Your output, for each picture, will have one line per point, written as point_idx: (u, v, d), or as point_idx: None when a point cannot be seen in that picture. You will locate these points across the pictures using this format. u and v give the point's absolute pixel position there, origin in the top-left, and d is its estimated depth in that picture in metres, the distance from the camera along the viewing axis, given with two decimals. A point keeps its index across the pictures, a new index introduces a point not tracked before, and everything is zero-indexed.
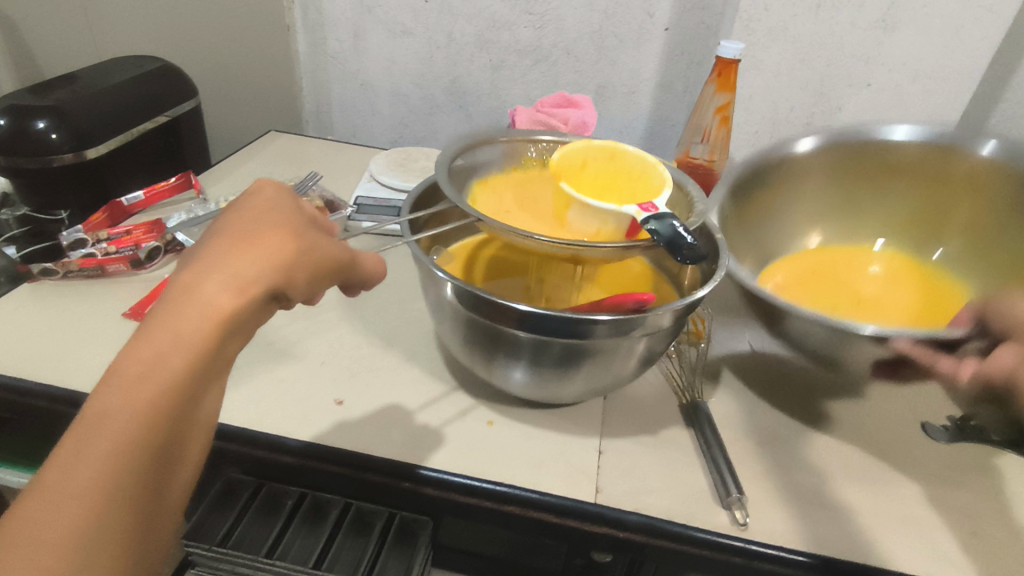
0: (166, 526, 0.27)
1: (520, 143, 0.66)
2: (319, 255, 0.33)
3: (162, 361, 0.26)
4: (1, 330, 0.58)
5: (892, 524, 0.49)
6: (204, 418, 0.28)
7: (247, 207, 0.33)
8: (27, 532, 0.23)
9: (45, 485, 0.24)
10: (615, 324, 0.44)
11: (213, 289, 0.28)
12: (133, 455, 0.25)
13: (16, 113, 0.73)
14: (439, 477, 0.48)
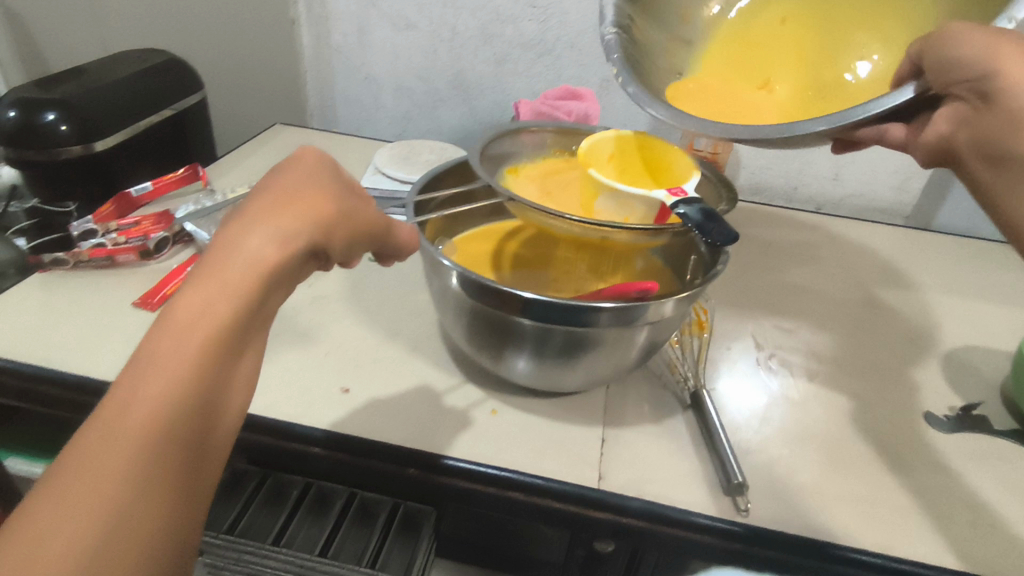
0: (210, 472, 0.27)
1: (552, 134, 0.68)
2: (351, 217, 0.35)
3: (210, 307, 0.28)
4: (13, 318, 0.59)
5: (890, 511, 0.50)
6: (246, 368, 0.29)
7: (283, 168, 0.35)
8: (84, 466, 0.24)
9: (99, 424, 0.25)
10: (617, 313, 0.45)
11: (258, 241, 0.30)
12: (182, 396, 0.26)
13: (26, 106, 0.74)
14: (443, 463, 0.49)
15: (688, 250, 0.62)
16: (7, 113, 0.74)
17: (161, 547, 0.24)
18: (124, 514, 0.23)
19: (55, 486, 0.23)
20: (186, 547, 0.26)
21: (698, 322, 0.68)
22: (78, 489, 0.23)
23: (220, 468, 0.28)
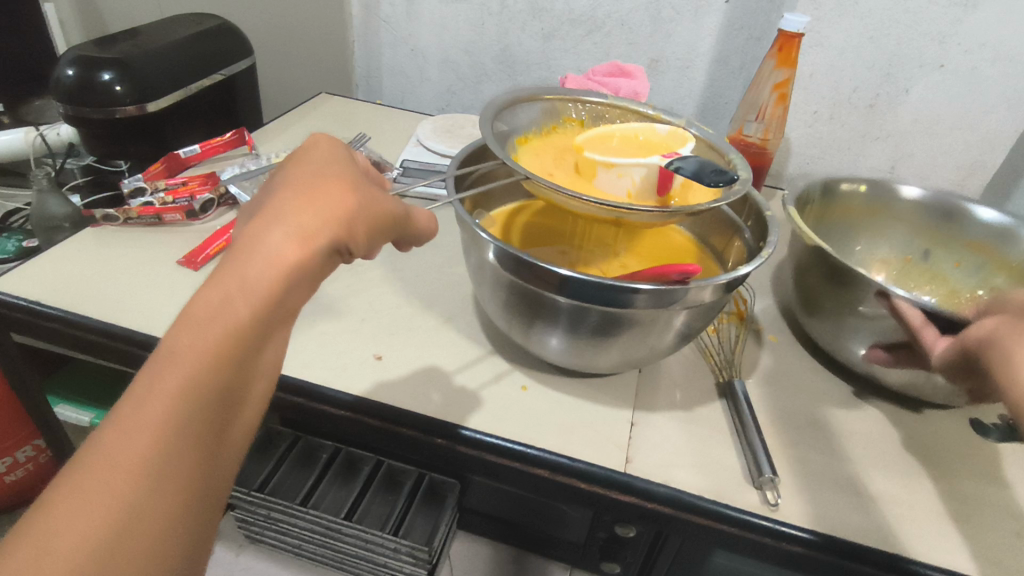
0: (223, 470, 0.28)
1: (559, 101, 0.65)
2: (377, 212, 0.34)
3: (228, 306, 0.28)
4: (67, 268, 0.62)
5: (930, 517, 0.48)
6: (262, 366, 0.30)
7: (305, 158, 0.34)
8: (101, 459, 0.24)
9: (118, 418, 0.25)
10: (656, 296, 0.44)
11: (278, 239, 0.29)
12: (200, 393, 0.26)
13: (85, 64, 0.76)
14: (471, 435, 0.49)
15: (732, 234, 0.60)
16: (66, 71, 0.76)
17: (173, 544, 0.25)
18: (138, 512, 0.24)
19: (72, 478, 0.24)
20: (203, 542, 0.26)
21: (738, 311, 0.67)
22: (95, 485, 0.23)
23: (237, 466, 0.29)
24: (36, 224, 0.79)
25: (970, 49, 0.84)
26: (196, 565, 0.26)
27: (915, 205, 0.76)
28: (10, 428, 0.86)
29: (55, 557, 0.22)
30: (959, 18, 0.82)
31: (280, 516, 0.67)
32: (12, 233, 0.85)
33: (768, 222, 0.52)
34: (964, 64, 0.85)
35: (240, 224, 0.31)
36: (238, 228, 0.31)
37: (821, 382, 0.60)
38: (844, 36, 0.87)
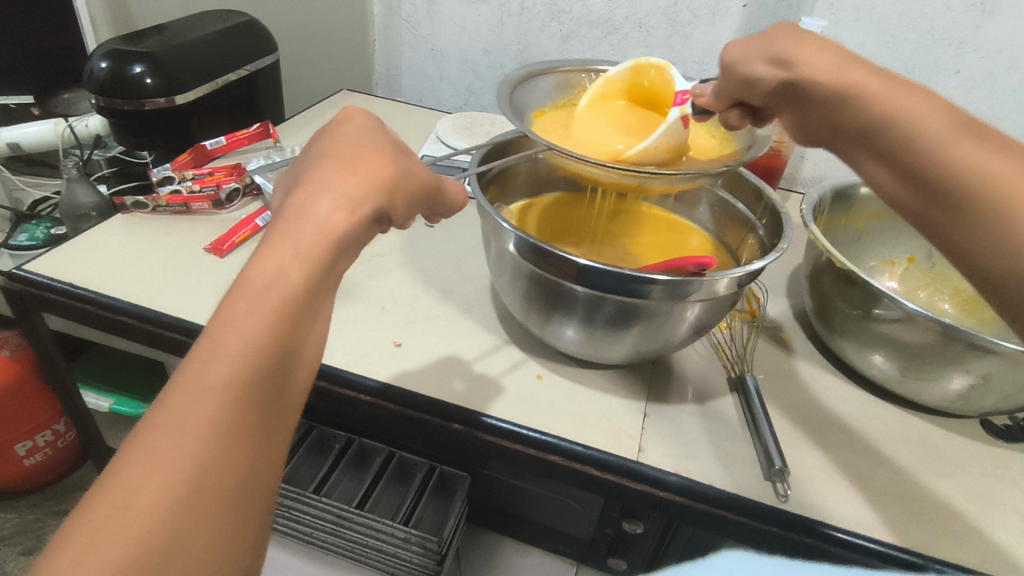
0: (285, 427, 0.29)
1: (573, 73, 0.66)
2: (412, 185, 0.36)
3: (283, 272, 0.29)
4: (99, 253, 0.64)
5: (938, 512, 0.48)
6: (316, 328, 0.31)
7: (342, 136, 0.36)
8: (174, 416, 0.26)
9: (185, 379, 0.27)
10: (670, 287, 0.45)
11: (327, 210, 0.31)
12: (261, 355, 0.28)
13: (117, 57, 0.78)
14: (487, 422, 0.50)
15: (745, 231, 0.61)
16: (99, 63, 0.78)
17: (243, 495, 0.26)
18: (211, 464, 0.26)
19: (147, 434, 0.25)
20: (268, 494, 0.28)
21: (750, 309, 0.68)
22: (169, 439, 0.25)
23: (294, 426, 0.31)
24: (65, 211, 0.81)
25: (987, 56, 0.84)
26: (265, 516, 0.28)
27: None
28: (35, 410, 0.89)
29: (141, 504, 0.24)
30: (977, 24, 0.82)
31: (294, 503, 0.69)
32: (41, 222, 0.88)
33: (783, 221, 0.53)
34: (981, 71, 0.86)
35: (287, 198, 0.32)
36: (285, 201, 0.32)
37: (831, 380, 0.61)
38: (861, 41, 0.88)
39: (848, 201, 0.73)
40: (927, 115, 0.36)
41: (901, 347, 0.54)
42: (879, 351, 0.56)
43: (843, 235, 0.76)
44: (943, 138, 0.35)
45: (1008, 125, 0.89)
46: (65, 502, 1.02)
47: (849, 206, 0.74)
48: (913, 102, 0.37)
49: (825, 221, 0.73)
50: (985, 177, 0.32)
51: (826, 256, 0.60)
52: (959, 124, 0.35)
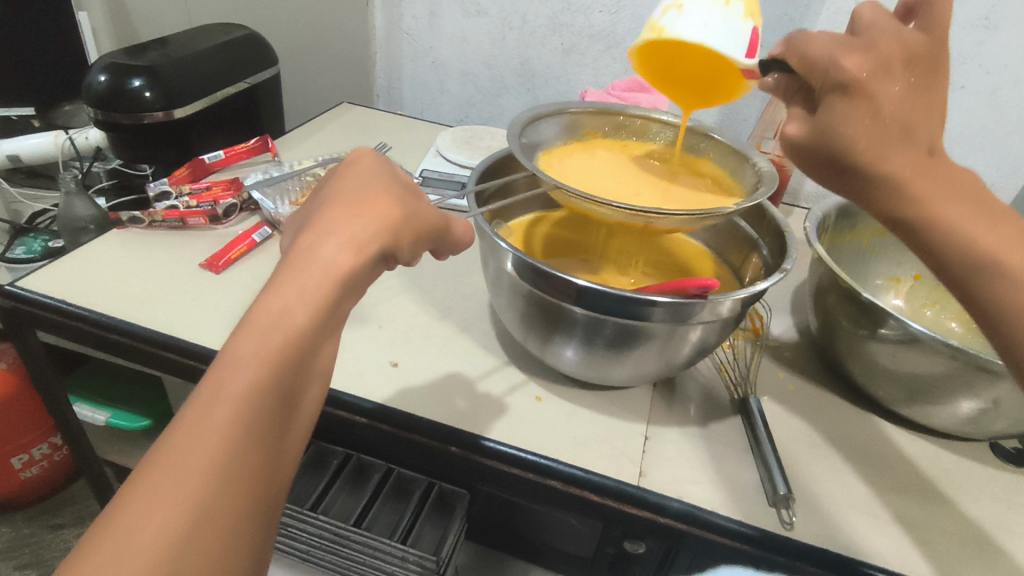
0: (287, 468, 0.28)
1: (582, 114, 0.65)
2: (420, 222, 0.35)
3: (289, 311, 0.29)
4: (94, 269, 0.63)
5: (949, 540, 0.47)
6: (320, 369, 0.30)
7: (351, 173, 0.35)
8: (177, 456, 0.25)
9: (187, 420, 0.26)
10: (672, 309, 0.44)
11: (333, 249, 0.31)
12: (265, 395, 0.27)
13: (116, 71, 0.78)
14: (484, 446, 0.49)
15: (749, 250, 0.60)
16: (99, 77, 0.78)
17: (242, 541, 0.25)
18: (210, 507, 0.24)
19: (148, 475, 0.24)
20: (267, 541, 0.27)
21: (753, 328, 0.67)
22: (170, 481, 0.24)
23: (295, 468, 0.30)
24: (62, 225, 0.81)
25: (991, 71, 0.84)
26: (263, 562, 0.27)
27: None
28: (34, 422, 0.89)
29: (137, 549, 0.23)
30: (981, 39, 0.82)
31: (291, 520, 0.67)
32: (38, 234, 0.87)
33: (786, 241, 0.52)
34: (985, 85, 0.85)
35: (294, 239, 0.32)
36: (291, 242, 0.32)
37: (836, 401, 0.60)
38: None
39: (851, 217, 0.72)
40: (945, 186, 0.37)
41: (906, 368, 0.53)
42: (883, 372, 0.55)
43: (847, 252, 0.75)
44: (962, 216, 0.36)
45: (1012, 141, 0.88)
46: (62, 518, 1.00)
47: (853, 223, 0.73)
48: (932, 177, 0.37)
49: (828, 238, 0.71)
50: (1007, 265, 0.35)
51: (829, 273, 0.58)
52: (972, 201, 0.37)
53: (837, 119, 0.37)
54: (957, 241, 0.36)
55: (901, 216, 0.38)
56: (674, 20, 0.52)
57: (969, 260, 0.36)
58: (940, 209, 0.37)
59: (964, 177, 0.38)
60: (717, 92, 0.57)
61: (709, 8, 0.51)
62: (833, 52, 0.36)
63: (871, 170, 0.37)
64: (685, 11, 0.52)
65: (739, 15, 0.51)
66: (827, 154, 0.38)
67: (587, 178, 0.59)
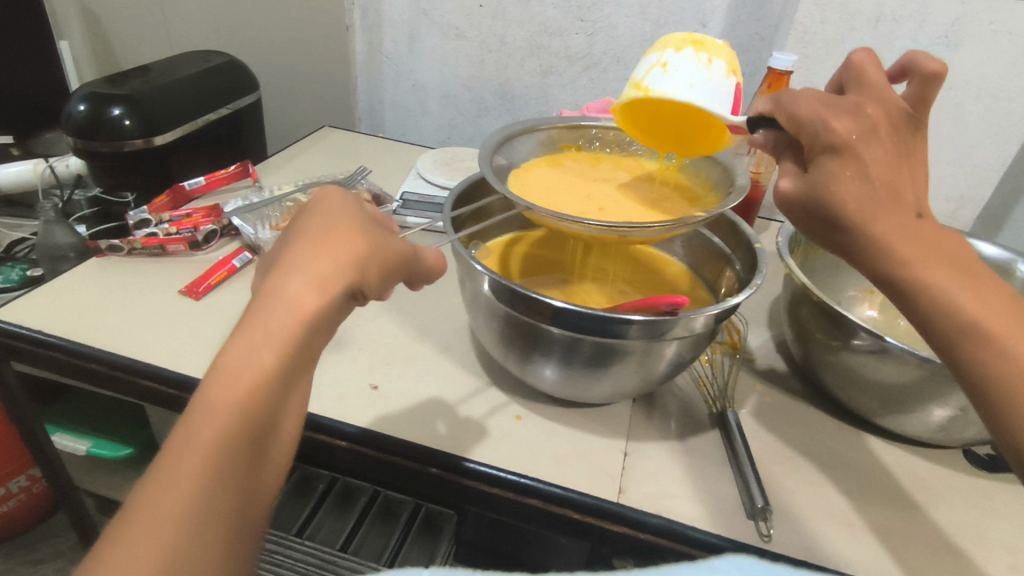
0: (261, 507, 0.30)
1: (557, 130, 0.66)
2: (388, 252, 0.36)
3: (255, 354, 0.30)
4: (72, 298, 0.63)
5: (923, 547, 0.48)
6: (291, 407, 0.32)
7: (316, 208, 0.35)
8: (149, 509, 0.26)
9: (160, 469, 0.27)
10: (647, 326, 0.45)
11: (297, 289, 0.31)
12: (233, 440, 0.28)
13: (96, 100, 0.79)
14: (465, 466, 0.49)
15: (722, 263, 0.62)
16: (78, 106, 0.78)
17: None
18: (184, 555, 0.26)
19: (124, 528, 0.26)
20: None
21: (731, 341, 0.68)
22: (144, 533, 0.26)
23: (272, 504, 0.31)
24: (41, 254, 0.80)
25: (954, 86, 0.86)
26: None
27: None
28: (7, 457, 0.87)
29: None
30: (943, 56, 0.84)
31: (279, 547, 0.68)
32: (16, 263, 0.86)
33: (758, 254, 0.53)
34: (949, 100, 0.88)
35: (261, 279, 0.33)
36: (259, 282, 0.33)
37: (813, 413, 0.60)
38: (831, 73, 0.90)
39: None
40: (930, 249, 0.40)
41: (882, 380, 0.53)
42: (855, 382, 0.56)
43: (820, 265, 0.76)
44: (947, 278, 0.39)
45: (978, 154, 0.91)
46: (41, 552, 0.99)
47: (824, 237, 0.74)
48: (914, 240, 0.40)
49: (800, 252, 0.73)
50: (988, 330, 0.38)
51: (802, 287, 0.60)
52: (956, 266, 0.39)
53: (829, 176, 0.41)
54: (937, 298, 0.39)
55: (886, 271, 0.40)
56: (658, 80, 0.51)
57: (948, 317, 0.39)
58: (923, 269, 0.39)
59: (951, 244, 0.41)
60: (702, 142, 0.58)
61: (692, 68, 0.51)
62: (822, 114, 0.41)
63: (861, 229, 0.40)
64: (669, 71, 0.51)
65: (721, 75, 0.51)
66: (819, 209, 0.42)
67: (556, 194, 0.60)
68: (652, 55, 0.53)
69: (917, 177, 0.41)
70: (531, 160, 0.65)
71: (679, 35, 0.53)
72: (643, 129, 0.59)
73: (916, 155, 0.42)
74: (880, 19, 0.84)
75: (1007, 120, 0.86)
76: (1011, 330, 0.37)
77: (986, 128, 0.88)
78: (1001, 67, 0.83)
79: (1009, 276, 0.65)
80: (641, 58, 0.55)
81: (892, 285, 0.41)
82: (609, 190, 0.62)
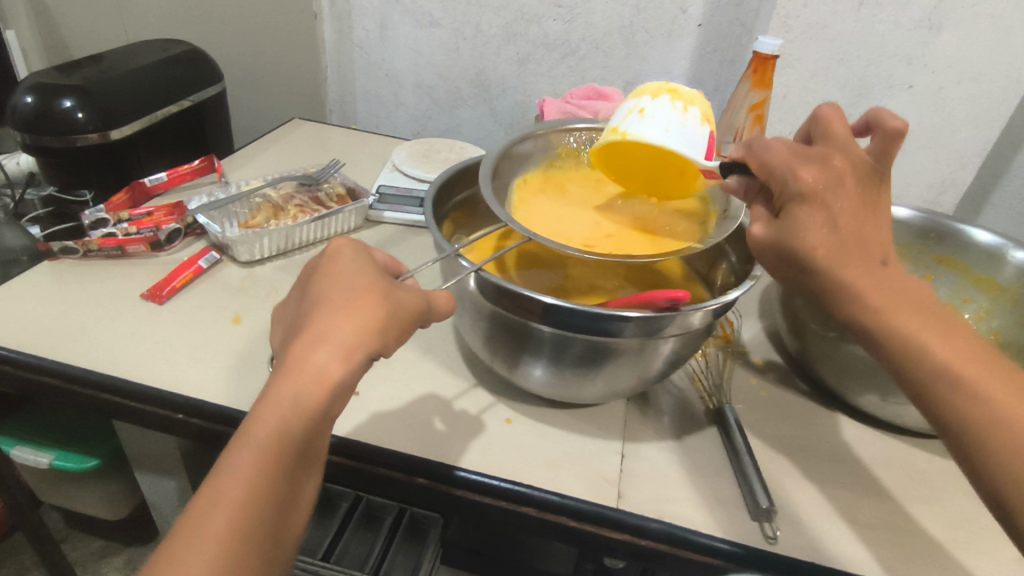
0: (281, 562, 0.32)
1: (555, 134, 0.63)
2: (408, 310, 0.35)
3: (282, 423, 0.31)
4: (23, 305, 0.58)
5: (927, 539, 0.47)
6: (311, 468, 0.33)
7: (342, 267, 0.35)
8: (176, 569, 0.28)
9: (190, 529, 0.29)
10: (643, 324, 0.43)
11: (323, 358, 0.31)
12: (256, 506, 0.30)
13: (43, 92, 0.73)
14: (455, 475, 0.47)
15: (718, 256, 0.60)
16: (24, 98, 0.73)
17: None
18: None
19: None
20: None
21: (723, 334, 0.67)
22: None
23: (291, 557, 0.33)
24: None
25: (937, 71, 0.86)
26: None
27: (902, 234, 0.70)
28: None
29: None
30: (926, 39, 0.84)
31: None
32: None
33: None
34: (931, 85, 0.87)
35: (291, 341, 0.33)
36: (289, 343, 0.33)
37: (808, 406, 0.59)
38: (815, 58, 0.89)
39: None
40: (898, 296, 0.39)
41: (878, 372, 0.52)
42: (849, 375, 0.55)
43: None
44: (916, 325, 0.38)
45: (960, 138, 0.91)
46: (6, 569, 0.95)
47: None
48: (881, 287, 0.39)
49: None
50: (962, 374, 0.37)
51: None
52: (925, 313, 0.39)
53: (798, 224, 0.40)
54: (905, 344, 0.38)
55: (853, 316, 0.40)
56: (635, 125, 0.49)
57: (918, 361, 0.38)
58: (893, 316, 0.39)
59: (920, 290, 0.40)
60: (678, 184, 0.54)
61: (669, 114, 0.48)
62: (790, 162, 0.40)
63: (827, 275, 0.40)
64: (646, 116, 0.49)
65: (697, 121, 0.49)
66: (789, 255, 0.41)
67: (553, 218, 0.58)
68: (629, 102, 0.50)
69: (884, 224, 0.41)
70: (531, 178, 0.63)
71: (654, 82, 0.51)
72: (619, 175, 0.56)
73: (882, 207, 0.41)
74: (863, 3, 0.83)
75: (989, 103, 0.86)
76: (982, 376, 0.36)
77: (967, 113, 0.88)
78: (983, 50, 0.83)
79: (1001, 261, 0.64)
80: (617, 107, 0.52)
81: (863, 331, 0.40)
82: (613, 211, 0.59)
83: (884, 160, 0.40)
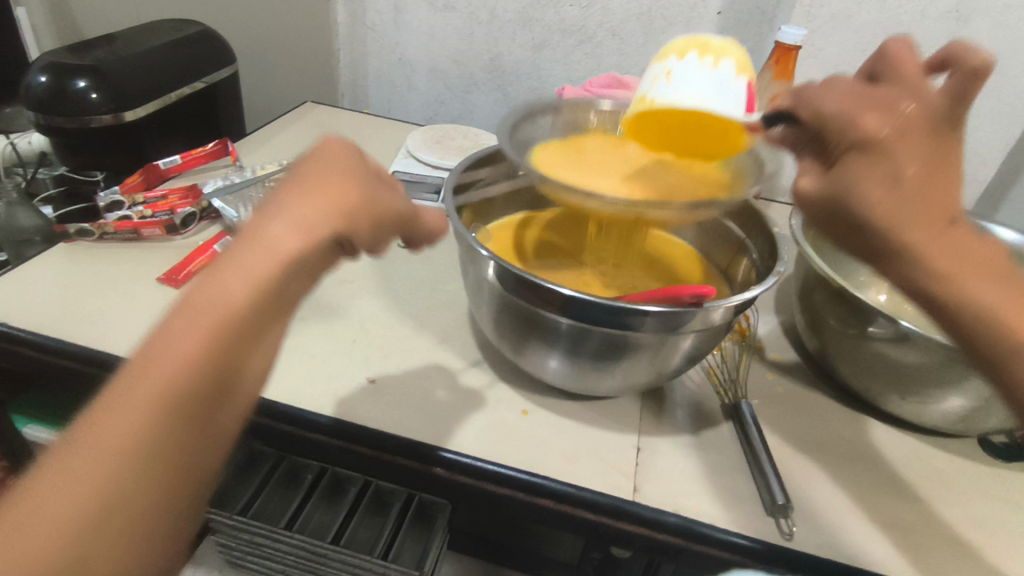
0: (216, 453, 0.28)
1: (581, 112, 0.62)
2: (378, 207, 0.33)
3: (227, 291, 0.27)
4: (39, 286, 0.58)
5: (942, 540, 0.47)
6: (261, 359, 0.29)
7: (313, 154, 0.32)
8: (96, 433, 0.25)
9: (113, 394, 0.26)
10: (664, 319, 0.42)
11: (279, 230, 0.28)
12: (193, 381, 0.26)
13: (57, 71, 0.73)
14: (471, 467, 0.47)
15: (738, 250, 0.59)
16: (38, 78, 0.72)
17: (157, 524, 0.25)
18: (125, 489, 0.24)
19: (71, 450, 0.24)
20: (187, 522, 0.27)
21: (739, 328, 0.66)
22: (90, 460, 0.24)
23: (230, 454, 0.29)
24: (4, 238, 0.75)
25: None
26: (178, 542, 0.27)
27: None
28: None
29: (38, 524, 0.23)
30: (951, 31, 0.82)
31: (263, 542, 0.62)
32: None
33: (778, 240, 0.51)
34: None
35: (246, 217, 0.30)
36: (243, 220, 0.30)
37: (824, 403, 0.59)
38: (836, 49, 0.88)
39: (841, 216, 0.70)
40: (968, 255, 0.34)
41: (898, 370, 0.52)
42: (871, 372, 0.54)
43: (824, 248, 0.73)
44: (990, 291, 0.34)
45: (982, 132, 0.89)
46: None
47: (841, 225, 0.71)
48: (953, 246, 0.34)
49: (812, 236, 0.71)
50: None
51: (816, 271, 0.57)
52: (1000, 275, 0.35)
53: (854, 180, 0.34)
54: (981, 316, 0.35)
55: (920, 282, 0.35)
56: (663, 89, 0.48)
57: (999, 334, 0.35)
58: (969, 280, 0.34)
59: (987, 246, 0.35)
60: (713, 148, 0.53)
61: (699, 71, 0.48)
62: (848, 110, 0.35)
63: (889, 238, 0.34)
64: (674, 78, 0.48)
65: (731, 73, 0.48)
66: (847, 213, 0.35)
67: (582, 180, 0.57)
68: (655, 64, 0.50)
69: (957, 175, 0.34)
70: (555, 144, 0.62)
71: (684, 40, 0.50)
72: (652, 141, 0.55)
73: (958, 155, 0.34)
74: None
75: (1013, 97, 0.85)
76: None
77: (990, 107, 0.87)
78: (1009, 43, 0.81)
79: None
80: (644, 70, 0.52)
81: (931, 297, 0.36)
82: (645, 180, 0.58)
83: (962, 105, 0.33)
